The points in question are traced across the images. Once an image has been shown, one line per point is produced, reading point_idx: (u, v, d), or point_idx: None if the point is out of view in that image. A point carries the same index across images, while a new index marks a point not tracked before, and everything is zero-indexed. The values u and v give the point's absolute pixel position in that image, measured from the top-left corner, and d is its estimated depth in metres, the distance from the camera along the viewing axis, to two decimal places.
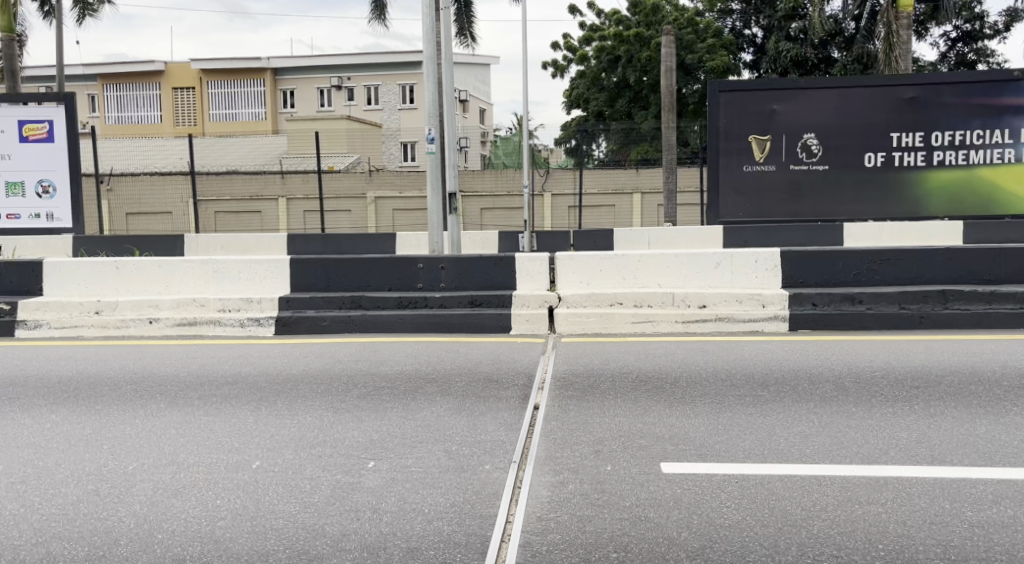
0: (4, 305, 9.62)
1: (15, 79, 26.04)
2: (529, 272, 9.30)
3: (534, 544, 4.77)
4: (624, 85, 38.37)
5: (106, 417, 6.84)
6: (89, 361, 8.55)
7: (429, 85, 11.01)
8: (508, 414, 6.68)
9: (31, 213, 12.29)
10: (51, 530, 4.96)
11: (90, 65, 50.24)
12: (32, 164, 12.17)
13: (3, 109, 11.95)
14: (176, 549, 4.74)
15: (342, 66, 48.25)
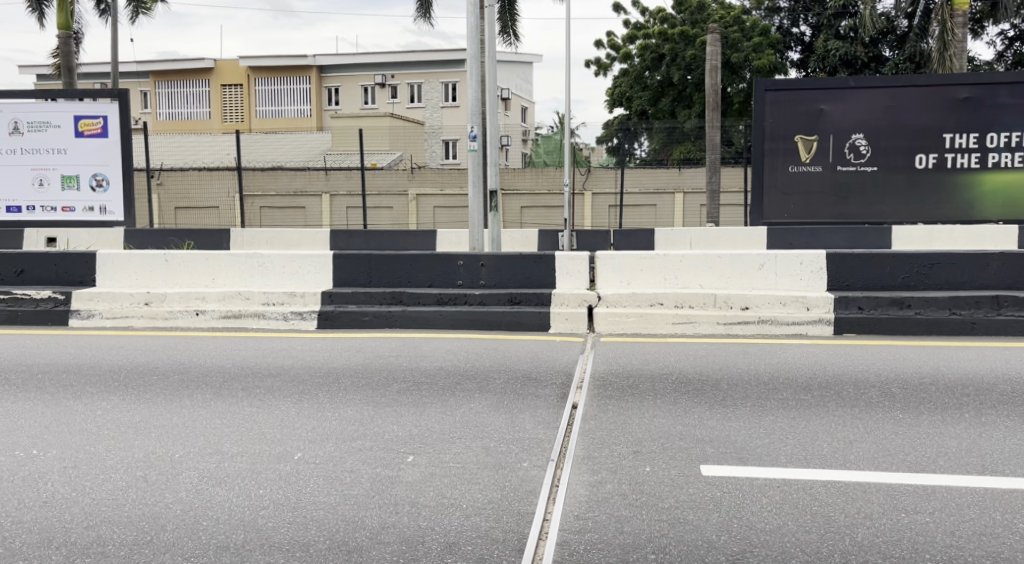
0: (58, 294, 9.82)
1: (71, 75, 26.53)
2: (568, 271, 9.27)
3: (571, 543, 4.76)
4: (668, 84, 38.11)
5: (154, 406, 6.94)
6: (138, 351, 8.69)
7: (472, 84, 10.97)
8: (546, 413, 6.67)
9: (86, 206, 12.63)
10: (100, 514, 5.04)
11: (142, 63, 51.15)
12: (85, 158, 12.47)
13: (60, 105, 12.27)
14: (220, 537, 4.79)
15: (386, 64, 48.49)
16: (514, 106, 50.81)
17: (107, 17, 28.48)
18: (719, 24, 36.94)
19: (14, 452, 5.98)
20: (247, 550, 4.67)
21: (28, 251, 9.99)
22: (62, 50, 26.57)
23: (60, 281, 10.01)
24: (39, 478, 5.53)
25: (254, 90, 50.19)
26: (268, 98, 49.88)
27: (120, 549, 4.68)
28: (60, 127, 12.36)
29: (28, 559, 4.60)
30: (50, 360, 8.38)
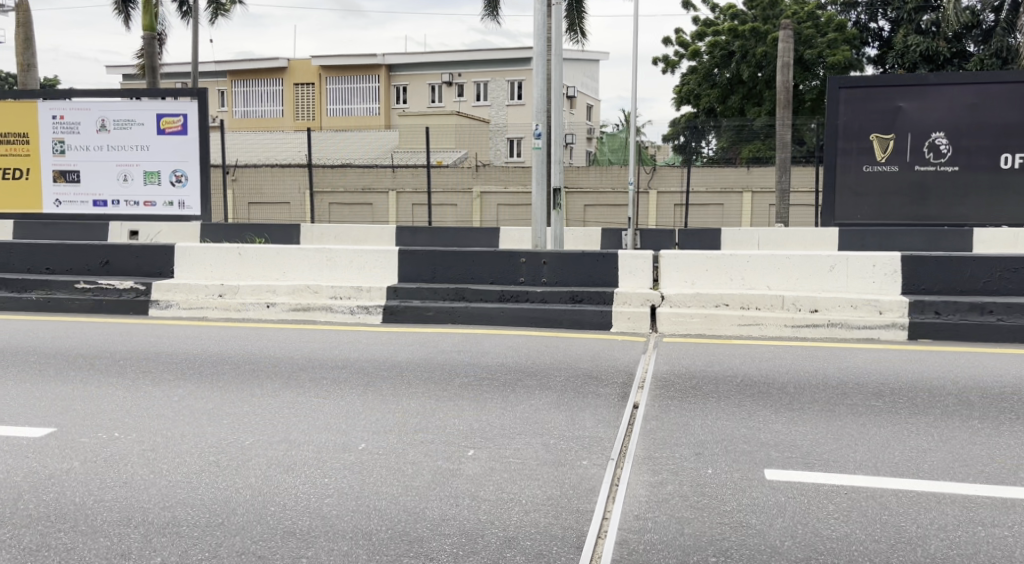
0: (139, 285, 10.14)
1: (153, 75, 27.21)
2: (632, 269, 9.20)
3: (631, 543, 4.69)
4: (737, 82, 37.61)
5: (226, 393, 7.06)
6: (211, 341, 8.86)
7: (537, 81, 10.93)
8: (607, 411, 6.61)
9: (166, 201, 13.07)
10: (174, 496, 5.12)
11: (219, 62, 52.23)
12: (167, 154, 12.93)
13: (144, 104, 12.79)
14: (286, 522, 4.83)
15: (454, 62, 48.78)
16: (579, 105, 50.72)
17: (189, 18, 29.15)
18: (792, 19, 36.36)
19: (97, 434, 6.13)
20: (312, 536, 4.70)
21: (112, 242, 10.27)
22: (146, 51, 27.28)
23: (140, 272, 10.28)
24: (118, 459, 5.66)
25: (325, 89, 50.85)
26: (337, 96, 50.53)
27: (192, 530, 4.75)
28: (144, 125, 12.90)
29: (106, 536, 4.70)
30: (129, 347, 8.58)
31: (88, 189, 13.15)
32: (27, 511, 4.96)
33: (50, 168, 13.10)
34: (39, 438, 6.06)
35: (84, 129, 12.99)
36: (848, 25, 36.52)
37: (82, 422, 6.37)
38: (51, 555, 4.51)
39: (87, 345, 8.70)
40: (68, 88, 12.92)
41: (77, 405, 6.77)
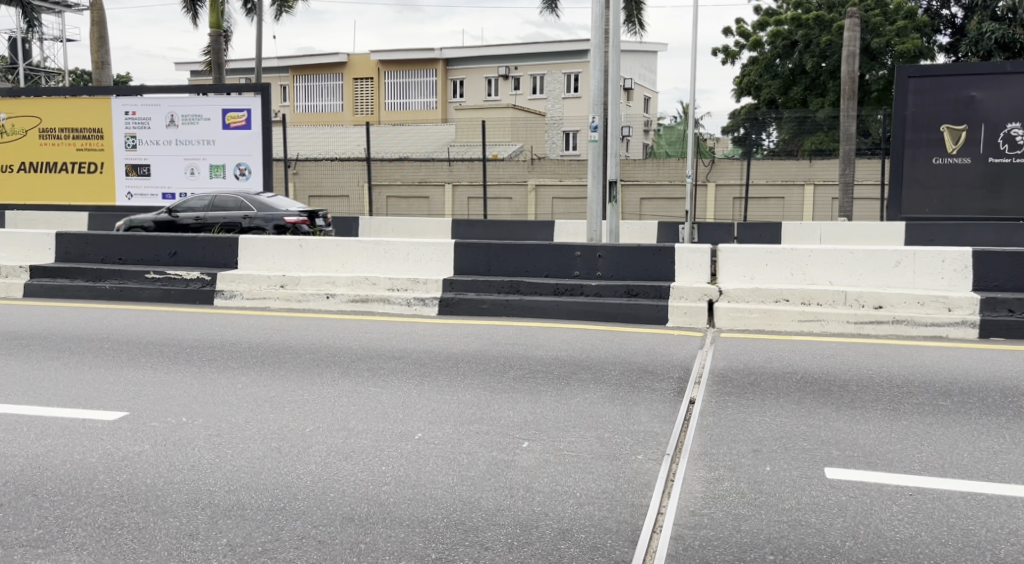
0: (205, 275, 10.31)
1: (219, 71, 27.67)
2: (689, 263, 9.10)
3: (687, 538, 4.61)
4: (801, 72, 36.99)
5: (287, 382, 7.12)
6: (273, 330, 8.94)
7: (595, 74, 10.85)
8: (663, 406, 6.52)
9: (231, 190, 16.19)
10: (239, 480, 5.17)
11: (282, 58, 52.91)
12: (232, 148, 16.08)
13: (210, 102, 15.96)
14: (345, 508, 4.84)
15: (511, 55, 48.72)
16: (636, 97, 50.37)
17: (253, 15, 29.58)
18: (859, 8, 35.61)
19: (166, 419, 6.21)
20: (369, 522, 4.70)
21: (180, 234, 10.60)
22: (212, 49, 27.81)
23: (208, 263, 10.50)
24: (186, 443, 5.73)
25: (383, 83, 51.21)
26: (396, 90, 50.84)
27: (255, 513, 4.79)
28: (210, 121, 16.03)
29: (174, 517, 4.76)
30: (194, 336, 8.71)
31: (158, 180, 16.38)
32: (99, 490, 5.05)
33: (123, 161, 16.32)
34: (113, 421, 6.17)
35: (155, 124, 16.14)
36: (918, 13, 35.67)
37: (152, 407, 6.46)
38: (123, 534, 4.59)
39: (154, 333, 8.85)
40: (139, 88, 16.03)
41: (147, 391, 6.88)
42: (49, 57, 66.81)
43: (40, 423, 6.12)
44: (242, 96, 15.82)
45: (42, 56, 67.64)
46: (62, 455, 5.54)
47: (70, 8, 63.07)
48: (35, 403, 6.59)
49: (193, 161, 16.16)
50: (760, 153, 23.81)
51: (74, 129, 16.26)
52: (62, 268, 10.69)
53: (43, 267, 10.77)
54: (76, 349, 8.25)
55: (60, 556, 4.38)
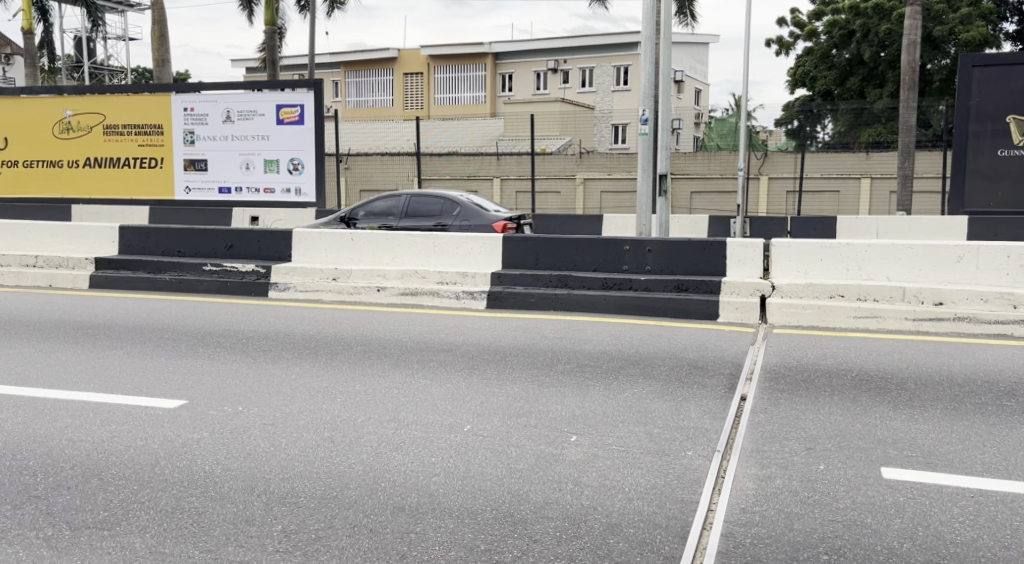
0: (260, 267, 10.43)
1: (274, 67, 27.98)
2: (740, 258, 8.96)
3: (737, 535, 4.53)
4: (858, 62, 36.36)
5: (339, 373, 7.15)
6: (324, 322, 8.98)
7: (645, 66, 10.70)
8: (713, 402, 6.42)
9: (284, 188, 15.30)
10: (293, 468, 5.20)
11: (334, 53, 53.34)
12: (286, 143, 15.19)
13: (265, 96, 15.11)
14: (396, 498, 4.83)
15: (561, 48, 48.57)
16: (687, 89, 49.91)
17: (305, 11, 29.85)
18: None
19: (224, 407, 6.27)
20: (420, 513, 4.68)
21: (236, 227, 10.68)
22: (267, 45, 28.15)
23: (262, 255, 10.60)
24: (242, 432, 5.77)
25: (432, 78, 51.39)
26: (446, 85, 51.00)
27: (309, 501, 4.80)
28: (265, 116, 15.22)
29: (232, 502, 4.79)
30: (249, 327, 8.80)
31: (215, 176, 15.65)
32: (160, 475, 5.12)
33: (181, 156, 15.68)
34: (174, 409, 6.24)
35: (211, 120, 15.48)
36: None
37: (210, 396, 6.54)
38: (183, 518, 4.63)
39: (210, 324, 8.95)
40: (197, 83, 15.41)
41: (205, 380, 6.95)
42: (111, 56, 68.19)
43: (103, 409, 6.22)
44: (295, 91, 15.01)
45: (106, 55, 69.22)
46: (125, 441, 5.63)
47: (130, 7, 64.24)
48: (100, 390, 6.70)
49: (249, 156, 15.36)
50: (814, 147, 23.15)
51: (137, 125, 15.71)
52: (125, 260, 10.93)
53: (106, 258, 11.00)
54: (135, 338, 8.37)
55: (124, 539, 4.44)
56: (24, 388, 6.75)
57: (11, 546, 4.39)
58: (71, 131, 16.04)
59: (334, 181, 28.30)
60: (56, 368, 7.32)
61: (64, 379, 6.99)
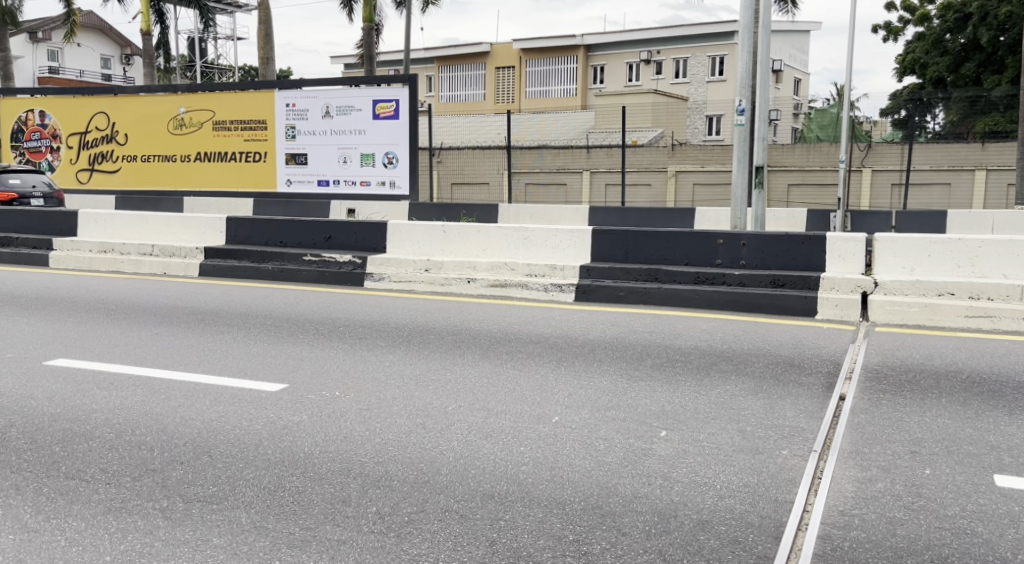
0: (356, 258, 10.52)
1: (372, 64, 28.31)
2: (842, 253, 8.64)
3: (834, 538, 4.31)
4: (975, 48, 34.88)
5: (430, 361, 7.13)
6: (418, 311, 8.98)
7: (741, 55, 10.41)
8: (811, 401, 6.17)
9: (379, 180, 16.24)
10: (387, 452, 5.17)
11: (429, 48, 53.82)
12: (383, 138, 16.11)
13: (363, 92, 16.05)
14: (486, 485, 4.76)
15: (654, 39, 47.95)
16: (786, 79, 48.70)
17: (402, 8, 30.13)
18: None
19: (323, 392, 6.30)
20: (510, 501, 4.59)
21: (335, 219, 10.79)
22: (365, 42, 28.55)
23: (358, 247, 10.69)
24: (340, 415, 5.78)
25: (524, 72, 51.45)
26: (537, 78, 50.95)
27: (401, 484, 4.76)
28: (362, 111, 16.17)
29: (329, 483, 4.78)
30: (347, 315, 8.86)
31: (315, 169, 16.72)
32: (264, 454, 5.15)
33: (284, 150, 16.85)
34: (276, 392, 6.30)
35: (312, 116, 16.55)
36: None
37: (310, 380, 6.58)
38: (285, 496, 4.64)
39: (309, 311, 9.07)
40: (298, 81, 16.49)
41: (303, 365, 7.02)
42: (220, 55, 70.17)
43: (209, 390, 6.33)
44: (390, 87, 15.90)
45: (215, 55, 71.24)
46: (232, 420, 5.69)
47: (239, 7, 65.91)
48: (205, 372, 6.81)
49: (346, 151, 16.37)
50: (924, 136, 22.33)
51: (244, 121, 17.00)
52: (232, 249, 11.17)
53: (215, 248, 11.24)
54: (239, 324, 8.50)
55: (231, 513, 4.47)
56: (141, 368, 6.91)
57: (129, 515, 4.47)
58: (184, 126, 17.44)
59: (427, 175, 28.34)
60: (168, 351, 7.49)
61: (175, 361, 7.14)
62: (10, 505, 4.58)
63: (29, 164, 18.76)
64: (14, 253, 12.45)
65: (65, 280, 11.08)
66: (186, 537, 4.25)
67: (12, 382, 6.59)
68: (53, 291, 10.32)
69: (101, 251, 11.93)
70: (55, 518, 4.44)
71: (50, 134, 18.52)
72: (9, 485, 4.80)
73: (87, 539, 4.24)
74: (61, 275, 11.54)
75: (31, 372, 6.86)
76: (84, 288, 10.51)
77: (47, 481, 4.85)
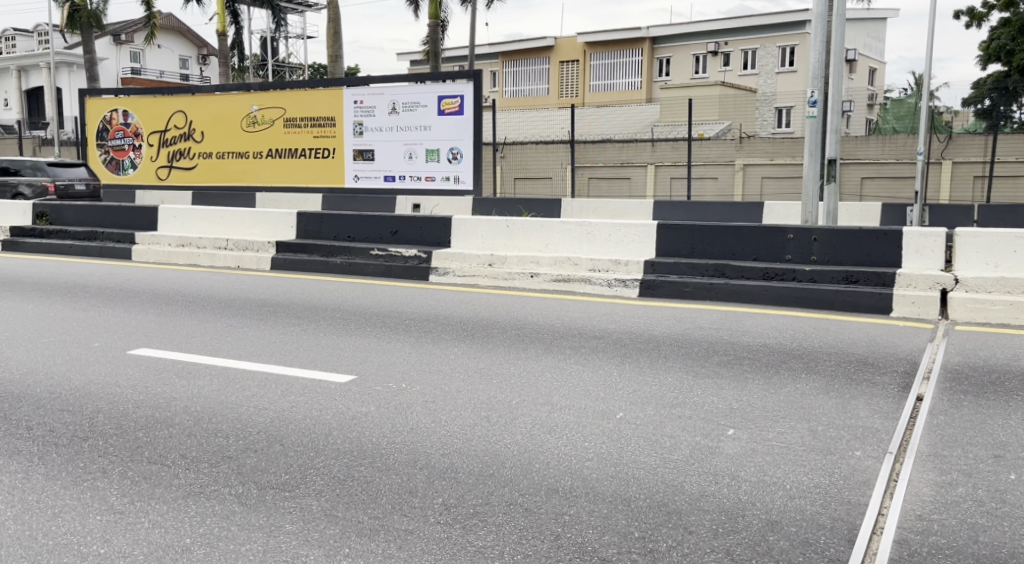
0: (421, 253, 10.50)
1: (437, 61, 28.37)
2: (918, 248, 8.33)
3: (913, 543, 4.10)
4: None
5: (493, 355, 7.05)
6: (483, 306, 8.91)
7: (814, 45, 10.11)
8: (886, 401, 5.94)
9: (444, 175, 16.21)
10: (453, 444, 5.09)
11: (494, 44, 53.83)
12: (447, 134, 16.07)
13: (428, 88, 16.06)
14: (550, 480, 4.64)
15: (722, 30, 47.22)
16: (860, 68, 47.52)
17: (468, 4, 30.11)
18: None
19: (388, 384, 6.25)
20: (574, 496, 4.48)
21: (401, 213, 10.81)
22: (430, 38, 28.57)
23: (424, 242, 10.69)
24: (406, 407, 5.72)
25: (589, 65, 51.20)
26: (602, 71, 50.64)
27: (466, 476, 4.68)
28: (427, 107, 16.16)
29: (396, 474, 4.72)
30: (412, 309, 8.84)
31: (382, 165, 16.75)
32: (333, 444, 5.12)
33: (352, 146, 16.90)
34: (344, 383, 6.27)
35: (378, 112, 16.59)
36: None
37: (377, 372, 6.55)
38: (354, 485, 4.59)
39: (377, 304, 9.08)
40: (366, 77, 16.59)
41: (370, 357, 6.99)
42: (291, 53, 71.08)
43: (280, 380, 6.34)
44: (455, 83, 15.87)
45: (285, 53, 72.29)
46: (303, 410, 5.67)
47: (309, 7, 66.72)
48: (275, 362, 6.84)
49: (412, 146, 16.39)
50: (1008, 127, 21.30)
51: (313, 118, 17.12)
52: (302, 244, 11.23)
53: (285, 241, 11.33)
54: (309, 317, 8.52)
55: (302, 501, 4.43)
56: (218, 359, 6.96)
57: (208, 500, 4.46)
58: (256, 124, 17.61)
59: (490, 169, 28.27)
60: (242, 342, 7.53)
61: (247, 352, 7.17)
62: (97, 487, 4.61)
63: (113, 161, 19.12)
64: (98, 246, 12.75)
65: (141, 272, 11.27)
66: (260, 523, 4.23)
67: (93, 369, 6.69)
68: (126, 283, 10.50)
69: (180, 245, 12.09)
70: (139, 501, 4.45)
71: (133, 132, 18.83)
72: (96, 469, 4.84)
73: (168, 522, 4.25)
74: (141, 268, 11.74)
75: (114, 360, 6.95)
76: (160, 280, 10.68)
77: (131, 466, 4.88)
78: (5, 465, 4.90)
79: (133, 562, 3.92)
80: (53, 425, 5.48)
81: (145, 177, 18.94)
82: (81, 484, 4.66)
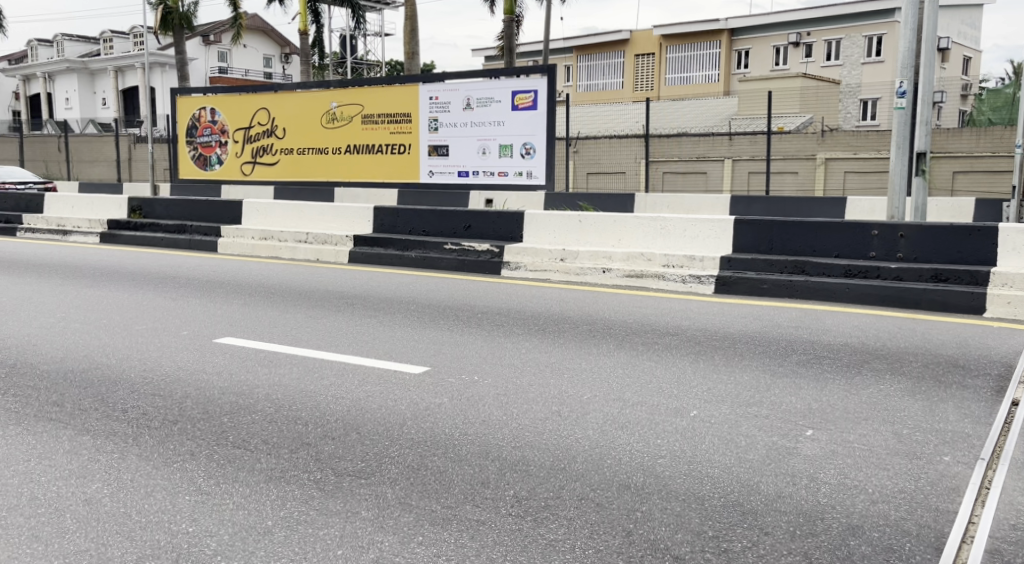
0: (494, 247, 10.40)
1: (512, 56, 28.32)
2: (1016, 246, 7.94)
3: (1006, 554, 3.84)
4: None
5: (566, 349, 6.92)
6: (555, 300, 8.79)
7: (905, 32, 9.71)
8: (978, 405, 5.62)
9: (517, 171, 15.98)
10: (524, 437, 4.98)
11: (570, 39, 53.65)
12: (520, 129, 15.91)
13: (502, 83, 15.92)
14: (623, 476, 4.49)
15: (804, 20, 46.13)
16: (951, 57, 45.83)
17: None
18: None
19: (462, 375, 6.18)
20: (646, 493, 4.32)
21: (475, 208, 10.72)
22: (507, 33, 28.51)
23: (496, 236, 10.57)
24: (478, 399, 5.63)
25: (664, 58, 50.57)
26: (679, 65, 49.98)
27: (538, 470, 4.55)
28: (501, 102, 16.03)
29: (467, 465, 4.62)
30: (485, 302, 8.75)
31: (456, 160, 16.68)
32: (407, 434, 5.04)
33: (427, 142, 16.89)
34: (417, 374, 6.22)
35: (453, 108, 16.57)
36: None
37: (451, 363, 6.49)
38: (428, 475, 4.51)
39: (452, 297, 9.03)
40: (442, 74, 16.61)
41: (443, 349, 6.92)
42: (370, 49, 71.87)
43: (355, 370, 6.32)
44: (529, 78, 15.66)
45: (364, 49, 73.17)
46: (378, 400, 5.63)
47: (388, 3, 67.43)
48: (354, 352, 6.83)
49: (486, 142, 16.27)
50: None
51: (391, 113, 17.19)
52: (377, 237, 11.26)
53: (361, 235, 11.36)
54: (384, 308, 8.49)
55: (377, 488, 4.36)
56: (297, 348, 6.97)
57: (287, 484, 4.42)
58: (336, 120, 17.75)
59: (565, 165, 28.11)
60: (322, 332, 7.53)
61: (323, 342, 7.17)
62: (185, 469, 4.61)
63: (201, 157, 19.31)
64: (186, 239, 12.96)
65: (223, 263, 11.44)
66: (336, 508, 4.17)
67: (179, 356, 6.76)
68: (207, 274, 10.63)
69: (262, 238, 12.24)
70: (224, 483, 4.44)
71: (219, 130, 19.03)
72: (184, 451, 4.84)
73: (252, 504, 4.21)
74: (224, 259, 11.89)
75: (200, 348, 7.01)
76: (243, 272, 10.81)
77: (217, 449, 4.87)
78: (99, 445, 4.94)
79: (217, 541, 3.89)
80: (144, 409, 5.52)
81: (230, 173, 19.11)
82: (171, 465, 4.66)
